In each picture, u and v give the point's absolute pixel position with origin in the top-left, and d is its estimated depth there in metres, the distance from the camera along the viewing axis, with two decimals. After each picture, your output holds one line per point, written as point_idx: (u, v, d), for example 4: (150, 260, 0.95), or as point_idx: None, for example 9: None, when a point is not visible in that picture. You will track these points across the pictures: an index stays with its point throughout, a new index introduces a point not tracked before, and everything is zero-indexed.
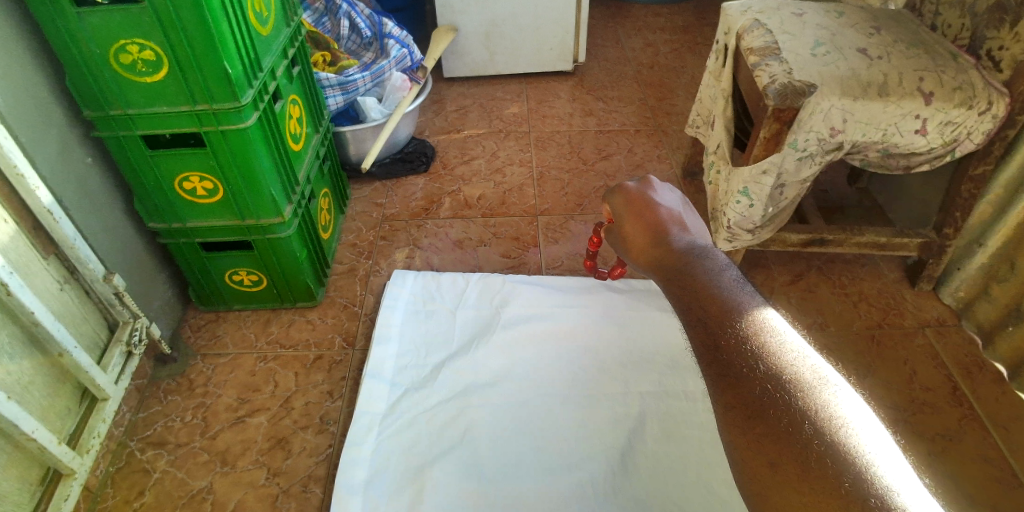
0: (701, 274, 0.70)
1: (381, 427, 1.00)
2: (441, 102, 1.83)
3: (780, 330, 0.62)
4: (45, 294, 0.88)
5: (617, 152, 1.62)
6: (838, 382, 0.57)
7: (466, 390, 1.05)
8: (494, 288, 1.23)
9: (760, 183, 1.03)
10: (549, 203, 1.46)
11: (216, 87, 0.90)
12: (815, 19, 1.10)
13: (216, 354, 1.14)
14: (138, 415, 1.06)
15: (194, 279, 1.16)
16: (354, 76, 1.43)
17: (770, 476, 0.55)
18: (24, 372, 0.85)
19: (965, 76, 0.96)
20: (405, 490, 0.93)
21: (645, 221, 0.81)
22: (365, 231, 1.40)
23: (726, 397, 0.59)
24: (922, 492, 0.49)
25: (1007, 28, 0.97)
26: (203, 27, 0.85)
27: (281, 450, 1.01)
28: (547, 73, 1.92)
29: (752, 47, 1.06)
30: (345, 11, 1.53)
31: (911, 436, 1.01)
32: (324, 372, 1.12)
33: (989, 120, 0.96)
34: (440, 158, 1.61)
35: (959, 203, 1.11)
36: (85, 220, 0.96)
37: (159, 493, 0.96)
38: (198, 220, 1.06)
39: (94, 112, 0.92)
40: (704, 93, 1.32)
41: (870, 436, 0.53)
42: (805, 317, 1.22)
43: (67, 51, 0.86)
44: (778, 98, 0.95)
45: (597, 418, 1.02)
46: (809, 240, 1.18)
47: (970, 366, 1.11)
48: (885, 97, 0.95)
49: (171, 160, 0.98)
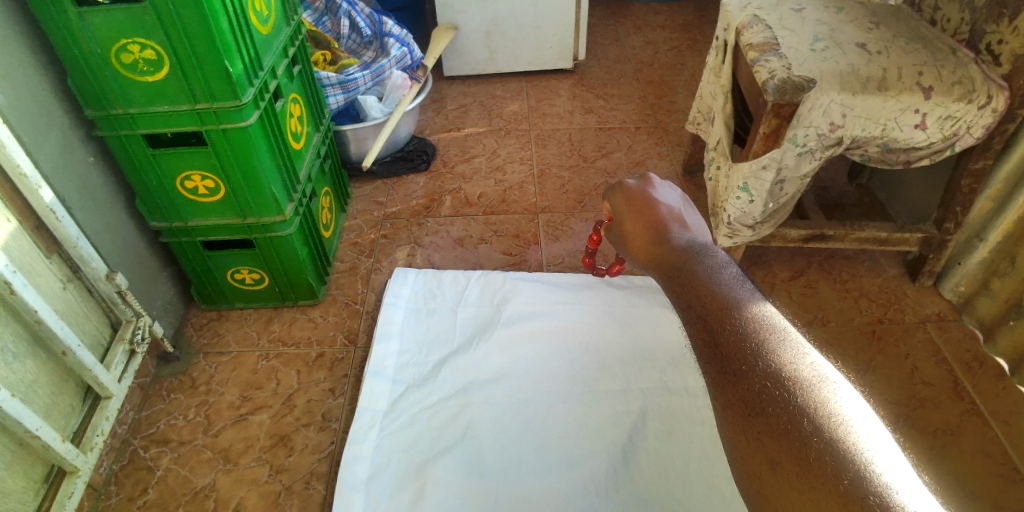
0: (701, 271, 0.70)
1: (383, 425, 1.01)
2: (441, 101, 1.83)
3: (779, 326, 0.62)
4: (49, 293, 0.89)
5: (617, 149, 1.62)
6: (839, 380, 0.57)
7: (467, 389, 1.05)
8: (495, 285, 1.23)
9: (760, 178, 1.03)
10: (549, 201, 1.46)
11: (217, 85, 0.91)
12: (815, 14, 1.10)
13: (218, 353, 1.15)
14: (142, 413, 1.06)
15: (197, 277, 1.16)
16: (355, 75, 1.43)
17: (770, 474, 0.55)
18: (27, 371, 0.85)
19: (964, 71, 0.96)
20: (406, 488, 0.94)
21: (645, 219, 0.81)
22: (366, 229, 1.41)
23: (726, 395, 0.59)
24: (923, 492, 0.49)
25: (1006, 22, 0.97)
26: (205, 27, 0.85)
27: (284, 447, 1.01)
28: (547, 72, 1.92)
29: (751, 43, 1.06)
30: (345, 10, 1.53)
31: (912, 432, 1.01)
32: (325, 370, 1.12)
33: (989, 114, 0.96)
34: (440, 156, 1.62)
35: (959, 199, 1.11)
36: (88, 219, 0.97)
37: (163, 490, 0.97)
38: (199, 219, 1.07)
39: (96, 111, 0.92)
40: (704, 89, 1.32)
41: (871, 435, 0.53)
42: (806, 313, 1.22)
43: (69, 51, 0.86)
44: (777, 93, 0.95)
45: (598, 416, 1.02)
46: (809, 235, 1.18)
47: (971, 361, 1.11)
48: (885, 92, 0.95)
49: (172, 160, 0.98)
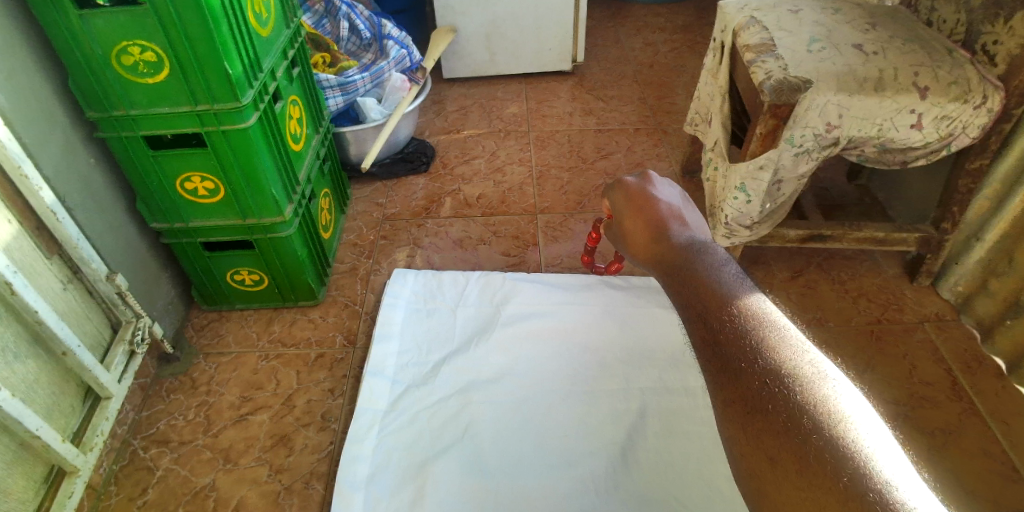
0: (701, 268, 0.70)
1: (383, 424, 1.01)
2: (442, 103, 1.84)
3: (779, 324, 0.63)
4: (50, 294, 0.90)
5: (617, 150, 1.63)
6: (838, 377, 0.58)
7: (467, 388, 1.06)
8: (494, 285, 1.23)
9: (758, 179, 1.03)
10: (548, 202, 1.47)
11: (218, 87, 0.91)
12: (812, 15, 1.10)
13: (219, 354, 1.15)
14: (142, 413, 1.07)
15: (197, 278, 1.17)
16: (354, 77, 1.44)
17: (770, 472, 0.55)
18: (28, 371, 0.86)
19: (960, 71, 0.97)
20: (407, 487, 0.94)
21: (644, 216, 0.82)
22: (366, 230, 1.41)
23: (725, 392, 0.60)
24: (925, 491, 0.49)
25: (1002, 23, 0.97)
26: (205, 29, 0.86)
27: (283, 447, 1.02)
28: (547, 73, 1.93)
29: (748, 44, 1.07)
30: (345, 13, 1.54)
31: (911, 431, 1.02)
32: (325, 370, 1.12)
33: (985, 114, 0.96)
34: (440, 158, 1.62)
35: (957, 199, 1.11)
36: (88, 220, 0.97)
37: (163, 490, 0.97)
38: (200, 220, 1.07)
39: (97, 112, 0.93)
40: (702, 90, 1.32)
41: (871, 432, 0.53)
42: (805, 313, 1.22)
43: (70, 53, 0.87)
44: (774, 93, 0.95)
45: (598, 415, 1.02)
46: (808, 235, 1.18)
47: (970, 361, 1.12)
48: (881, 92, 0.96)
49: (173, 161, 0.99)
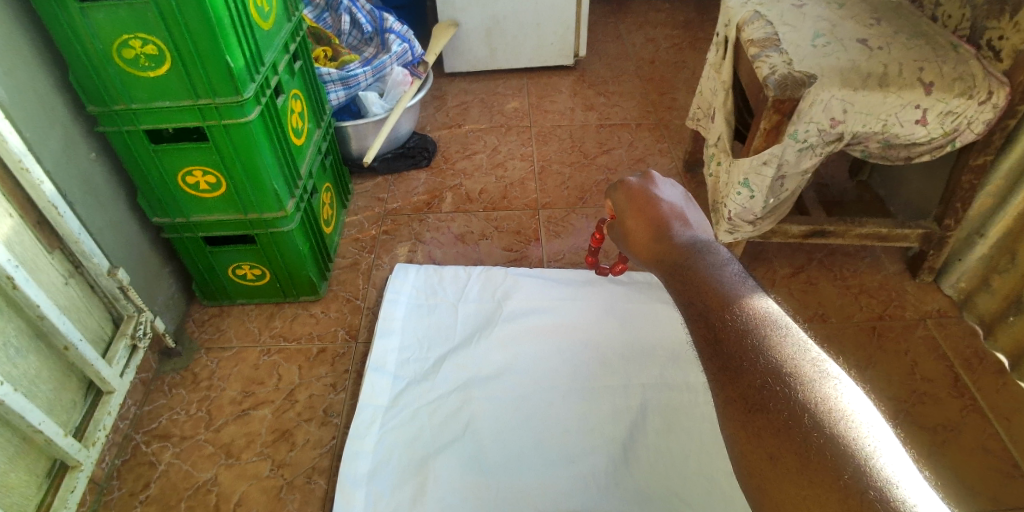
0: (702, 268, 0.70)
1: (383, 420, 1.01)
2: (442, 98, 1.83)
3: (780, 323, 0.62)
4: (51, 288, 0.89)
5: (618, 146, 1.62)
6: (839, 375, 0.57)
7: (467, 384, 1.06)
8: (495, 281, 1.23)
9: (761, 174, 1.03)
10: (550, 198, 1.47)
11: (219, 82, 0.91)
12: (816, 10, 1.10)
13: (220, 349, 1.15)
14: (143, 408, 1.07)
15: (199, 273, 1.16)
16: (356, 71, 1.43)
17: (769, 469, 0.55)
18: (30, 366, 0.86)
19: (965, 67, 0.96)
20: (406, 482, 0.94)
21: (646, 215, 0.81)
22: (367, 225, 1.41)
23: (726, 391, 0.59)
24: (925, 487, 0.49)
25: (1007, 19, 0.97)
26: (207, 24, 0.86)
27: (285, 442, 1.02)
28: (548, 68, 1.92)
29: (752, 39, 1.06)
30: (347, 7, 1.53)
31: (912, 428, 1.02)
32: (327, 365, 1.12)
33: (990, 110, 0.96)
34: (441, 152, 1.62)
35: (960, 195, 1.11)
36: (90, 216, 0.97)
37: (165, 485, 0.97)
38: (200, 215, 1.07)
39: (98, 107, 0.92)
40: (704, 86, 1.32)
41: (874, 430, 0.53)
42: (806, 309, 1.22)
43: (71, 48, 0.86)
44: (778, 88, 0.94)
45: (597, 411, 1.02)
46: (810, 231, 1.18)
47: (971, 357, 1.12)
48: (885, 88, 0.95)
49: (174, 155, 0.98)
